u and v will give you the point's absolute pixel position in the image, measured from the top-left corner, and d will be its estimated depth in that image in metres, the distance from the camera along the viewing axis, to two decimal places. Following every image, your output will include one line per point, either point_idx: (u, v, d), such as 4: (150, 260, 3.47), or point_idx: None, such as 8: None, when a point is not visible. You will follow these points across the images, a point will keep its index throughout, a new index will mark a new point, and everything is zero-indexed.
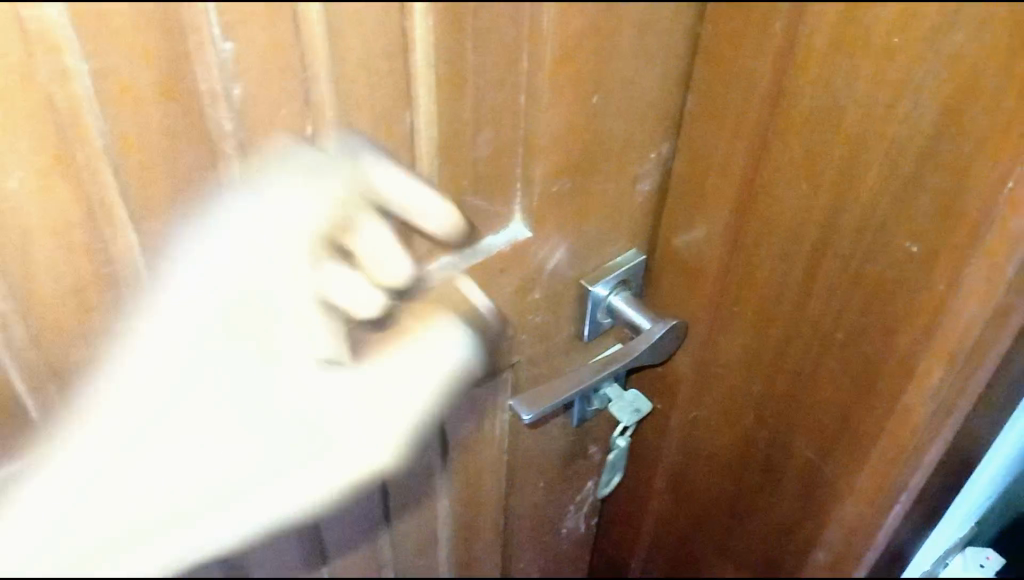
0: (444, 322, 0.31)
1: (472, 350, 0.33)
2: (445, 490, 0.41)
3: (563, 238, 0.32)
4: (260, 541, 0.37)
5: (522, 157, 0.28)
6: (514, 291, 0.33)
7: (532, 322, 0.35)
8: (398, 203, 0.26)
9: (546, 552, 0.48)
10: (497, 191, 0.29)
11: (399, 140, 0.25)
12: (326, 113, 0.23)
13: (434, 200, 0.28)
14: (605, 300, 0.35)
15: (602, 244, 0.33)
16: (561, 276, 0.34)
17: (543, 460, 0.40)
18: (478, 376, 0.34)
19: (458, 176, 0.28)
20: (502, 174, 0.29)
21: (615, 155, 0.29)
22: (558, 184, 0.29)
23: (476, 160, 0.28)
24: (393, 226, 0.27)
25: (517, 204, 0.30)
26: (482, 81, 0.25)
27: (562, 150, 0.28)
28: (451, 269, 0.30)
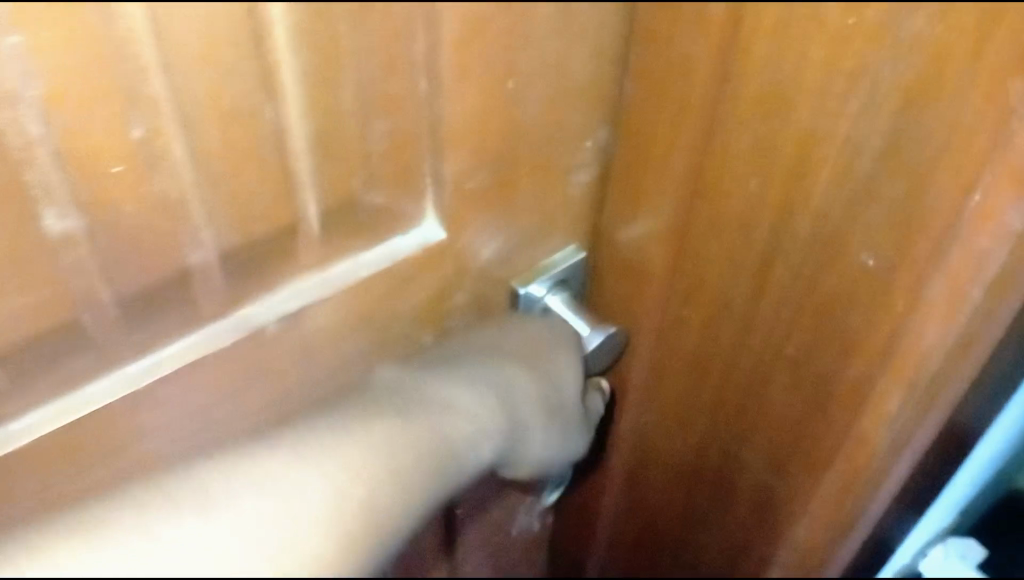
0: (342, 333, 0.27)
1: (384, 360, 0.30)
2: None
3: (482, 235, 0.28)
4: None
5: (429, 150, 0.25)
6: (428, 296, 0.29)
7: (456, 327, 0.31)
8: (272, 203, 0.23)
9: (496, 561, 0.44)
10: (403, 189, 0.26)
11: (267, 132, 0.21)
12: (161, 103, 0.19)
13: (321, 198, 0.24)
14: (540, 301, 0.31)
15: (533, 240, 0.30)
16: (488, 277, 0.30)
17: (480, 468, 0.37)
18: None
19: (348, 174, 0.24)
20: (408, 169, 0.25)
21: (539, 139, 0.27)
22: (473, 177, 0.26)
23: (369, 154, 0.24)
24: (269, 230, 0.23)
25: (427, 201, 0.27)
26: (371, 63, 0.22)
27: (474, 133, 0.25)
28: (352, 277, 0.26)
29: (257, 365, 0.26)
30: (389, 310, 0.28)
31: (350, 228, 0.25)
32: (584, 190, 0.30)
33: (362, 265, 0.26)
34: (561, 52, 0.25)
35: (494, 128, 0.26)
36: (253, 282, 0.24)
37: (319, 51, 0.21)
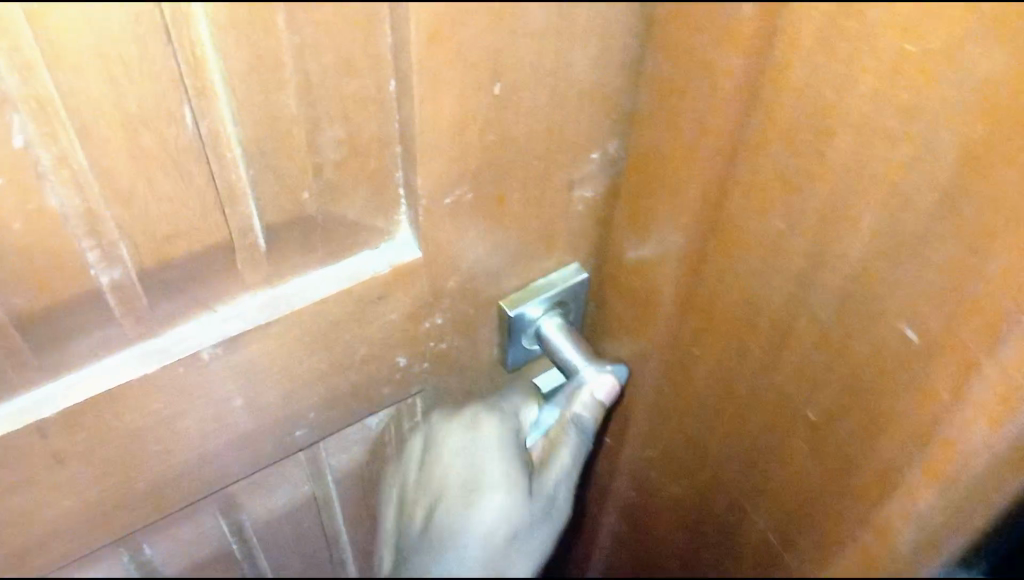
0: (296, 356, 0.24)
1: (350, 383, 0.26)
2: (337, 529, 0.34)
3: (467, 255, 0.25)
4: None
5: (398, 160, 0.21)
6: (402, 317, 0.25)
7: (435, 349, 0.27)
8: (200, 216, 0.20)
9: None
10: (369, 204, 0.22)
11: (191, 139, 0.18)
12: (50, 104, 0.16)
13: (266, 213, 0.21)
14: (534, 326, 0.28)
15: (528, 262, 0.26)
16: (472, 299, 0.26)
17: None
18: (364, 411, 0.28)
19: (297, 187, 0.20)
20: (374, 184, 0.22)
21: (536, 153, 0.23)
22: (452, 194, 0.22)
23: (321, 165, 0.20)
24: (197, 249, 0.20)
25: (401, 215, 0.23)
26: (323, 65, 0.18)
27: (452, 149, 0.21)
28: (307, 299, 0.23)
29: (195, 388, 0.23)
30: (353, 331, 0.25)
31: (304, 245, 0.22)
32: (591, 210, 0.26)
33: (319, 285, 0.23)
34: (562, 56, 0.20)
35: (477, 144, 0.21)
36: (184, 302, 0.21)
37: (248, 49, 0.17)
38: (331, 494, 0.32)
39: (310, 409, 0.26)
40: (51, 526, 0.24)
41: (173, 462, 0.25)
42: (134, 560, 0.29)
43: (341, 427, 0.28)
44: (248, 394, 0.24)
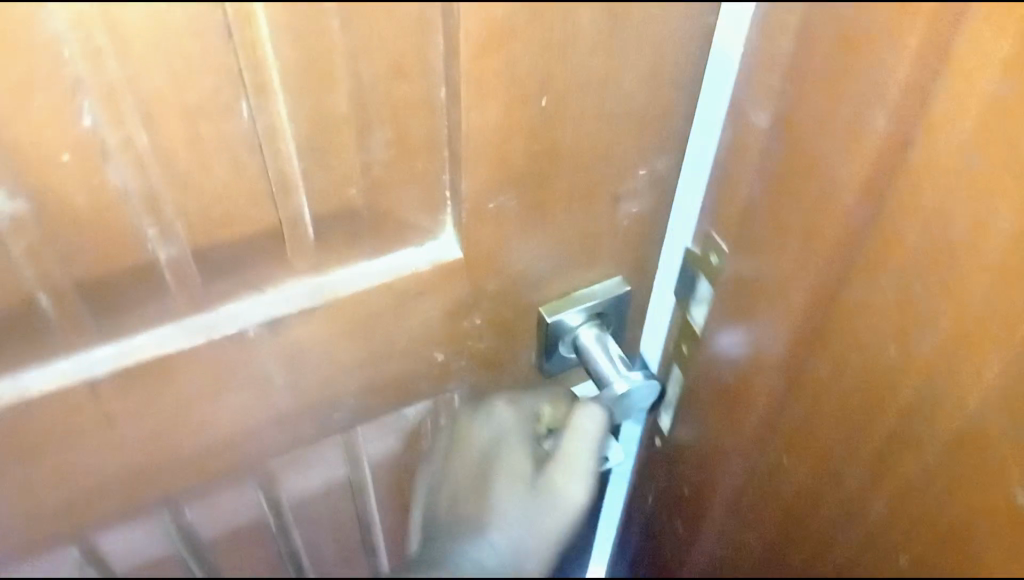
0: (338, 341, 0.25)
1: (388, 373, 0.27)
2: (367, 510, 0.35)
3: (510, 258, 0.25)
4: (126, 549, 0.31)
5: (445, 163, 0.22)
6: (441, 313, 0.26)
7: (473, 348, 0.28)
8: (253, 202, 0.21)
9: None
10: (416, 203, 0.23)
11: (246, 130, 0.19)
12: (116, 91, 0.17)
13: (316, 204, 0.22)
14: (572, 335, 0.28)
15: (572, 271, 0.26)
16: (513, 302, 0.27)
17: None
18: (401, 402, 0.29)
19: (345, 183, 0.21)
20: (421, 185, 0.22)
21: (584, 165, 0.23)
22: (497, 198, 0.23)
23: (369, 162, 0.21)
24: (248, 232, 0.21)
25: (447, 216, 0.24)
26: (375, 69, 0.19)
27: (498, 154, 0.22)
28: (351, 288, 0.24)
29: (239, 363, 0.24)
30: (394, 322, 0.26)
31: (350, 239, 0.23)
32: (638, 225, 0.26)
33: (362, 276, 0.24)
34: (612, 73, 0.20)
35: (523, 149, 0.22)
36: (234, 282, 0.23)
37: (303, 54, 0.18)
38: (365, 477, 0.33)
39: (348, 395, 0.27)
40: (101, 477, 0.26)
41: (214, 430, 0.26)
42: (175, 522, 0.31)
43: (378, 414, 0.29)
44: (288, 375, 0.25)
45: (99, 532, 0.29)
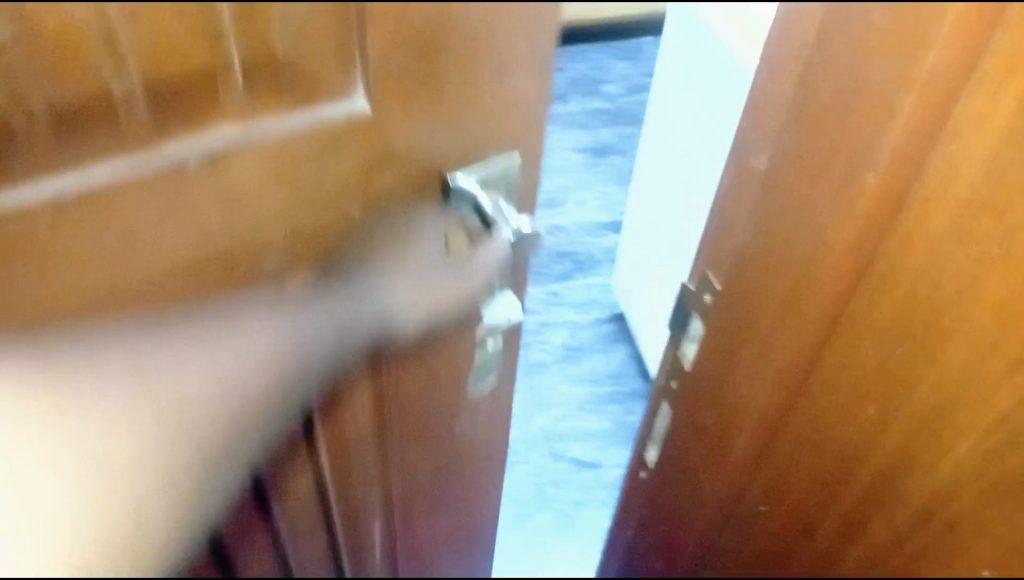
0: (267, 182, 0.30)
1: (313, 219, 0.33)
2: (294, 360, 0.41)
3: (420, 123, 0.30)
4: (82, 368, 0.37)
5: (355, 32, 0.26)
6: (359, 170, 0.31)
7: (388, 207, 0.33)
8: (190, 50, 0.26)
9: (430, 446, 0.49)
10: (332, 67, 0.27)
11: None
12: None
13: (243, 53, 0.26)
14: (472, 200, 0.32)
15: (477, 139, 0.31)
16: (423, 164, 0.32)
17: (409, 342, 0.40)
18: (324, 254, 0.35)
19: (268, 41, 0.26)
20: (336, 51, 0.27)
21: (477, 45, 0.27)
22: (400, 66, 0.27)
23: (289, 24, 0.26)
24: (182, 71, 0.26)
25: (358, 78, 0.28)
26: None
27: (394, 30, 0.26)
28: (278, 136, 0.29)
29: (178, 195, 0.30)
30: (316, 171, 0.31)
31: (273, 93, 0.28)
32: (527, 108, 0.30)
33: (289, 124, 0.29)
34: None
35: (419, 23, 0.26)
36: (175, 123, 0.27)
37: None
38: (293, 326, 0.39)
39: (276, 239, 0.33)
40: (65, 285, 0.32)
41: (162, 254, 0.32)
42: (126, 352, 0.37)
43: (304, 262, 0.35)
44: (223, 212, 0.31)
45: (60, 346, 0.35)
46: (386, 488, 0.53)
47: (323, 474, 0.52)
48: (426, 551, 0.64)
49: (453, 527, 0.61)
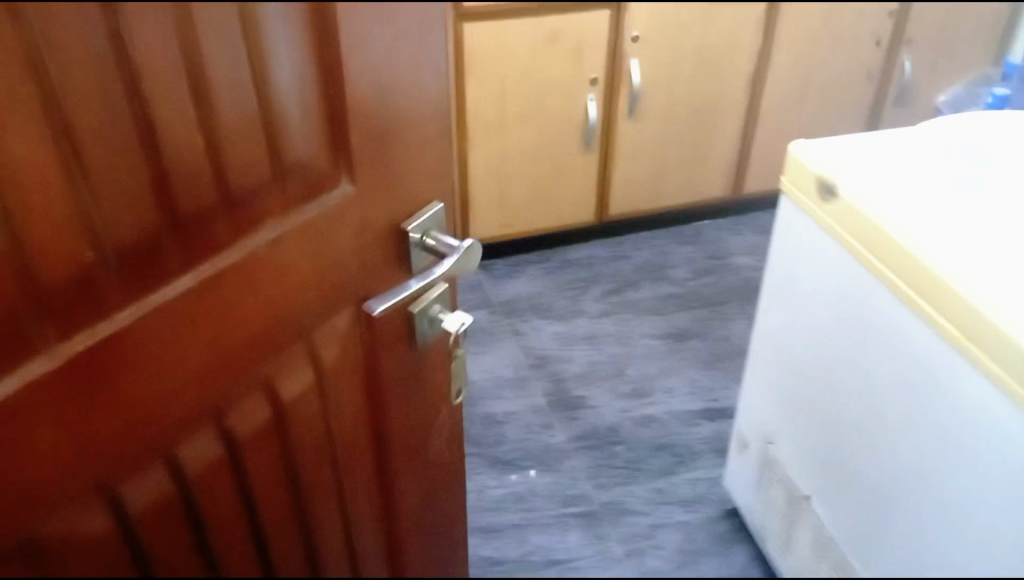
0: (330, 232, 0.67)
1: (350, 250, 0.70)
2: (359, 361, 0.80)
3: (386, 192, 0.68)
4: (314, 399, 0.81)
5: (363, 155, 0.63)
6: (366, 222, 0.69)
7: (379, 241, 0.71)
8: (294, 169, 0.64)
9: (450, 412, 0.93)
10: (359, 174, 0.65)
11: (292, 146, 0.62)
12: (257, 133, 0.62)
13: (317, 167, 0.64)
14: (417, 235, 0.73)
15: (408, 201, 0.70)
16: (390, 215, 0.70)
17: (436, 342, 0.84)
18: (361, 278, 0.72)
19: (323, 163, 0.64)
20: (357, 168, 0.64)
21: (404, 145, 0.66)
22: (380, 163, 0.65)
23: (332, 156, 0.64)
24: (294, 181, 0.64)
25: (371, 189, 0.66)
26: (332, 121, 0.61)
27: (377, 154, 0.64)
28: (332, 224, 0.67)
29: (290, 248, 0.66)
30: (350, 225, 0.68)
31: (339, 197, 0.65)
32: (425, 166, 0.69)
33: (339, 214, 0.66)
34: (406, 109, 0.63)
35: (388, 145, 0.65)
36: (295, 209, 0.65)
37: (311, 118, 0.61)
38: (367, 336, 0.78)
39: None
40: (242, 309, 0.67)
41: (274, 284, 0.67)
42: (263, 355, 0.72)
43: (354, 285, 0.72)
44: (311, 255, 0.68)
45: (241, 357, 0.70)
46: (437, 458, 0.96)
47: (395, 461, 0.91)
48: (414, 493, 0.96)
49: (460, 484, 1.04)
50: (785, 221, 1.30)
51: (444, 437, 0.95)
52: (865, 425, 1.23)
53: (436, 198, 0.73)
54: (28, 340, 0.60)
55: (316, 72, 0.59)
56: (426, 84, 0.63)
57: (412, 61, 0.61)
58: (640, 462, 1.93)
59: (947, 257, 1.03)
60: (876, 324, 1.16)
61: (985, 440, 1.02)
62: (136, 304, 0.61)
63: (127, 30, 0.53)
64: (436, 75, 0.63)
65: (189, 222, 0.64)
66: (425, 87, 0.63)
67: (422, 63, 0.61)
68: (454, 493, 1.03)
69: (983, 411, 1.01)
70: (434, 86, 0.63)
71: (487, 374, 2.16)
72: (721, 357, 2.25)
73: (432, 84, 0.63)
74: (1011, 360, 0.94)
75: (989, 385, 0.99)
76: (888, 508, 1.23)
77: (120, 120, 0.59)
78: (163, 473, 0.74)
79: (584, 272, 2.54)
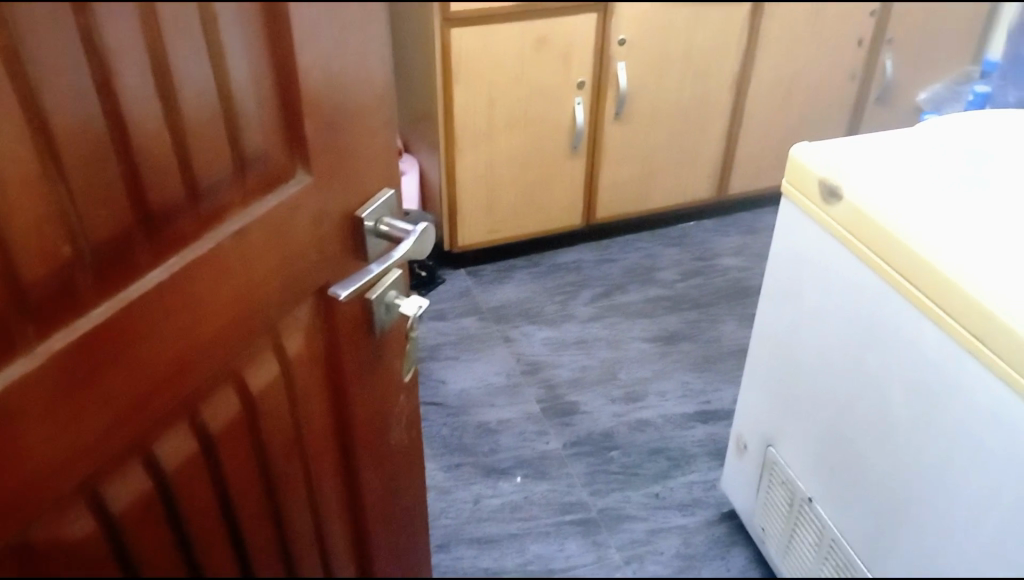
0: (289, 222, 0.68)
1: (308, 238, 0.71)
2: (321, 349, 0.81)
3: (340, 179, 0.69)
4: (286, 391, 0.82)
5: (320, 145, 0.65)
6: (321, 210, 0.70)
7: (334, 228, 0.72)
8: (252, 161, 0.65)
9: (411, 398, 0.95)
10: (315, 164, 0.66)
11: (250, 138, 0.64)
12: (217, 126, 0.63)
13: (272, 158, 0.66)
14: (372, 222, 0.74)
15: (361, 187, 0.72)
16: (344, 203, 0.71)
17: (396, 329, 0.86)
18: (318, 265, 0.74)
19: (281, 154, 0.66)
20: (314, 157, 0.66)
21: (358, 134, 0.68)
22: (335, 151, 0.67)
23: (289, 147, 0.65)
24: (253, 172, 0.66)
25: (327, 177, 0.68)
26: (287, 112, 0.63)
27: (331, 144, 0.66)
28: (291, 213, 0.68)
29: (254, 240, 0.67)
30: (306, 214, 0.69)
31: (298, 187, 0.67)
32: (377, 153, 0.71)
33: (297, 203, 0.68)
34: (360, 100, 0.65)
35: (342, 135, 0.66)
36: (254, 198, 0.67)
37: (268, 111, 0.63)
38: (326, 323, 0.79)
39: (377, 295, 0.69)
40: (211, 303, 0.68)
41: (241, 276, 0.69)
42: (235, 348, 0.73)
43: (312, 272, 0.73)
44: (272, 245, 0.69)
45: (214, 352, 0.71)
46: (401, 444, 0.98)
47: (361, 448, 0.93)
48: (378, 482, 0.97)
49: (423, 473, 1.05)
50: (788, 223, 1.32)
51: (403, 424, 0.97)
52: (871, 428, 1.20)
53: (385, 185, 0.74)
54: (7, 338, 0.59)
55: (270, 68, 0.60)
56: (379, 76, 0.64)
57: (359, 58, 0.61)
58: (636, 467, 1.88)
59: (948, 252, 1.04)
60: (884, 324, 1.15)
61: (980, 433, 1.01)
62: (109, 299, 0.62)
63: (98, 32, 0.54)
64: (388, 67, 0.65)
65: (156, 218, 0.65)
66: (378, 79, 0.65)
67: (378, 60, 0.63)
68: (415, 483, 1.05)
69: (978, 400, 1.01)
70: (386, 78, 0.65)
71: (480, 382, 2.17)
72: (713, 359, 2.25)
73: (383, 75, 0.65)
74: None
75: (984, 373, 0.99)
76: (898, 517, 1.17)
77: (94, 119, 0.60)
78: (141, 471, 0.72)
79: (572, 275, 2.57)
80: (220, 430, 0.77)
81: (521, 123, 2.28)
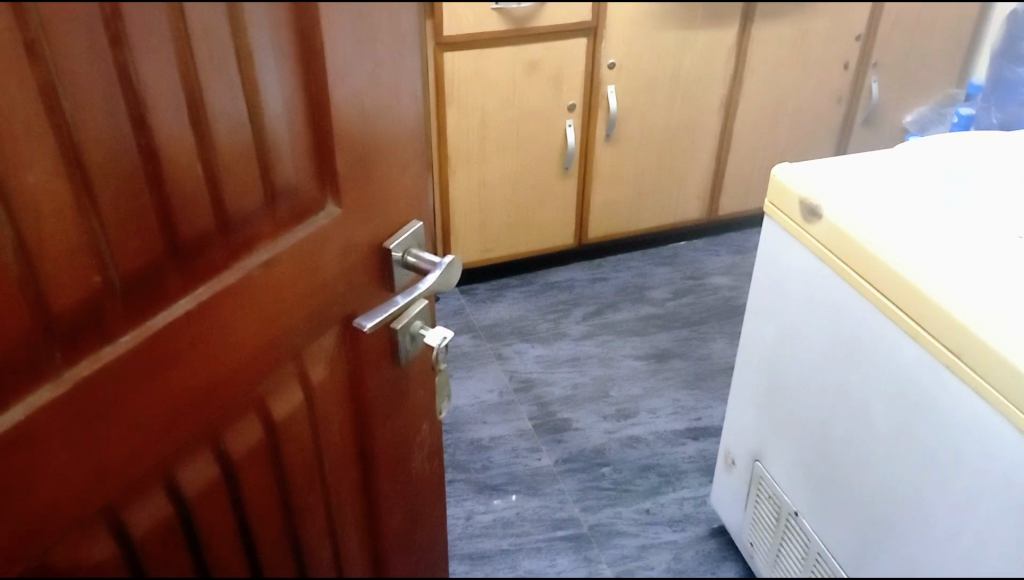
0: (319, 254, 0.72)
1: (339, 270, 0.75)
2: (345, 373, 0.85)
3: (372, 213, 0.73)
4: (304, 418, 0.85)
5: (351, 182, 0.69)
6: (350, 242, 0.74)
7: (362, 260, 0.76)
8: (288, 198, 0.69)
9: (429, 423, 0.99)
10: (344, 199, 0.70)
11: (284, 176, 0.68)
12: (248, 168, 0.67)
13: (304, 193, 0.69)
14: (398, 254, 0.78)
15: (390, 222, 0.76)
16: (374, 235, 0.76)
17: (416, 354, 0.90)
18: (346, 295, 0.77)
19: (313, 191, 0.69)
20: (344, 194, 0.70)
21: (387, 170, 0.72)
22: (366, 187, 0.71)
23: (321, 185, 0.69)
24: (287, 209, 0.70)
25: (355, 212, 0.72)
26: (319, 151, 0.66)
27: (363, 181, 0.70)
28: (322, 244, 0.72)
29: (287, 273, 0.71)
30: (336, 246, 0.73)
31: (328, 221, 0.71)
32: (406, 191, 0.75)
33: (327, 236, 0.72)
34: (392, 138, 0.69)
35: (373, 173, 0.70)
36: (286, 235, 0.70)
37: (301, 150, 0.66)
38: (351, 350, 0.83)
39: None
40: (240, 331, 0.71)
41: (272, 306, 0.72)
42: (259, 375, 0.76)
43: (339, 301, 0.77)
44: (304, 277, 0.72)
45: (240, 378, 0.74)
46: (417, 470, 1.01)
47: (378, 471, 0.96)
48: (395, 507, 1.00)
49: (437, 503, 1.08)
50: (769, 240, 1.37)
51: (421, 449, 1.00)
52: (852, 438, 1.24)
53: (413, 217, 0.79)
54: (36, 366, 0.63)
55: (302, 104, 0.63)
56: (410, 119, 0.69)
57: (387, 87, 0.64)
58: (628, 482, 1.90)
59: (922, 269, 1.08)
60: (864, 340, 1.19)
61: (962, 440, 1.04)
62: (136, 330, 0.65)
63: (133, 70, 0.58)
64: (418, 110, 0.69)
65: (183, 249, 0.68)
66: (409, 121, 0.69)
67: (411, 101, 0.67)
68: (433, 513, 1.07)
69: (959, 412, 1.04)
70: (415, 120, 0.70)
71: (473, 400, 2.16)
72: (704, 377, 2.29)
73: (414, 118, 0.69)
74: (994, 369, 0.97)
75: (962, 385, 1.03)
76: (882, 528, 1.17)
77: (126, 150, 0.63)
78: (161, 497, 0.74)
79: (564, 294, 2.60)
80: (239, 454, 0.80)
81: (512, 142, 2.31)
